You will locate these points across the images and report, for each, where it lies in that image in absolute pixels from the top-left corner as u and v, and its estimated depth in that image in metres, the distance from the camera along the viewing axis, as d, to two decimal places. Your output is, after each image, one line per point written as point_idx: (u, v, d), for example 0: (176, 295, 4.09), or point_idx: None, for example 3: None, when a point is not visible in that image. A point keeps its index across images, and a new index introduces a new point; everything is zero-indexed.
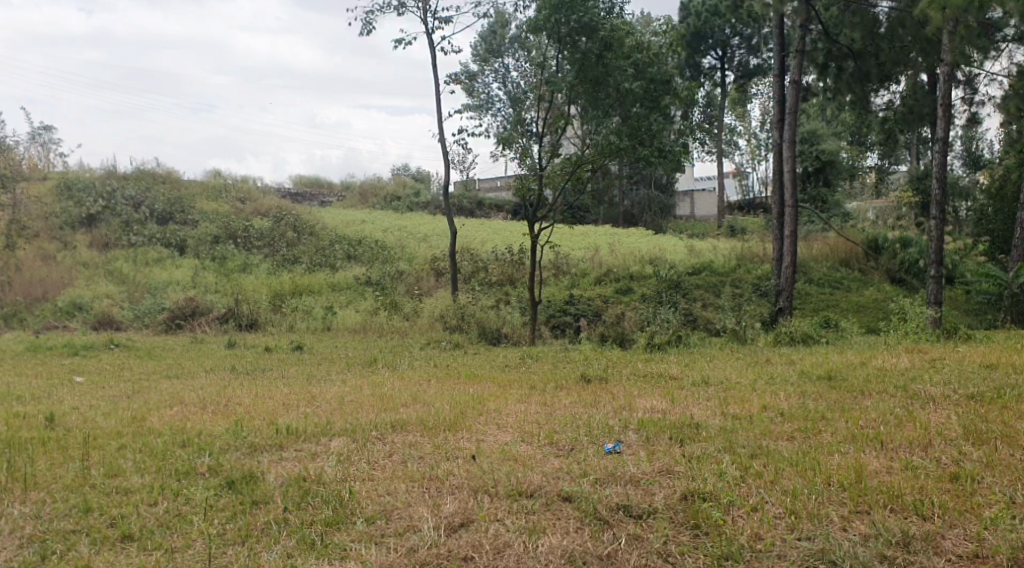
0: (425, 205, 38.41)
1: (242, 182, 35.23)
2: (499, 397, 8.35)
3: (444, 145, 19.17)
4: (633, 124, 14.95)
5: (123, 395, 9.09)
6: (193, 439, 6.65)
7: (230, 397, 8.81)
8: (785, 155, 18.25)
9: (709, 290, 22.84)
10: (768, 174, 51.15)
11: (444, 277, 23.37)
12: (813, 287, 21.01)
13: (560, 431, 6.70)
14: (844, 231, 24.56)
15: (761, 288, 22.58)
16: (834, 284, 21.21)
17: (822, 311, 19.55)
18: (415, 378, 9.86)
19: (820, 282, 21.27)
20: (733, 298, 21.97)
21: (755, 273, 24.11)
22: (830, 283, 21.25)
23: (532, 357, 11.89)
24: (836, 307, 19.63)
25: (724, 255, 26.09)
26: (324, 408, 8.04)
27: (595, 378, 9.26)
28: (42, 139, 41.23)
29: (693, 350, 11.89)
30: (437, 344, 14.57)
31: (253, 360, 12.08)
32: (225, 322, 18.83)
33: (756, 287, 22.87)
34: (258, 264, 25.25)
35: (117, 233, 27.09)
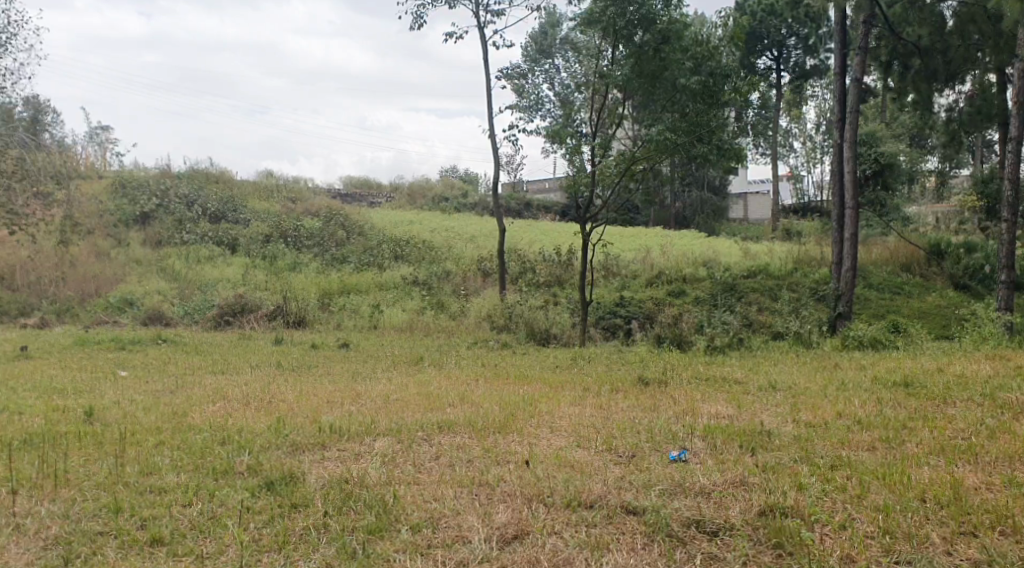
0: (473, 206, 38.15)
1: (293, 182, 35.42)
2: (552, 398, 7.93)
3: (495, 142, 18.80)
4: (691, 119, 14.36)
5: (166, 390, 8.90)
6: (234, 436, 6.37)
7: (273, 394, 8.54)
8: (847, 153, 17.47)
9: (765, 294, 22.06)
10: (824, 177, 49.79)
11: (492, 277, 23.03)
12: (873, 292, 20.14)
13: (620, 436, 6.26)
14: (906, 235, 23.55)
15: (819, 292, 21.74)
16: (896, 290, 20.29)
17: (882, 317, 18.69)
18: (463, 377, 9.48)
19: (881, 287, 20.37)
20: (789, 302, 21.20)
21: (812, 276, 23.24)
22: (891, 288, 20.35)
23: (584, 358, 11.43)
24: (898, 313, 18.73)
25: (780, 258, 25.26)
26: (368, 407, 7.70)
27: (653, 381, 8.78)
28: (101, 139, 42.06)
29: (755, 354, 11.31)
30: (485, 344, 14.19)
31: (299, 357, 11.85)
32: (273, 319, 18.71)
33: (813, 291, 22.03)
34: (307, 262, 25.23)
35: (170, 231, 27.35)
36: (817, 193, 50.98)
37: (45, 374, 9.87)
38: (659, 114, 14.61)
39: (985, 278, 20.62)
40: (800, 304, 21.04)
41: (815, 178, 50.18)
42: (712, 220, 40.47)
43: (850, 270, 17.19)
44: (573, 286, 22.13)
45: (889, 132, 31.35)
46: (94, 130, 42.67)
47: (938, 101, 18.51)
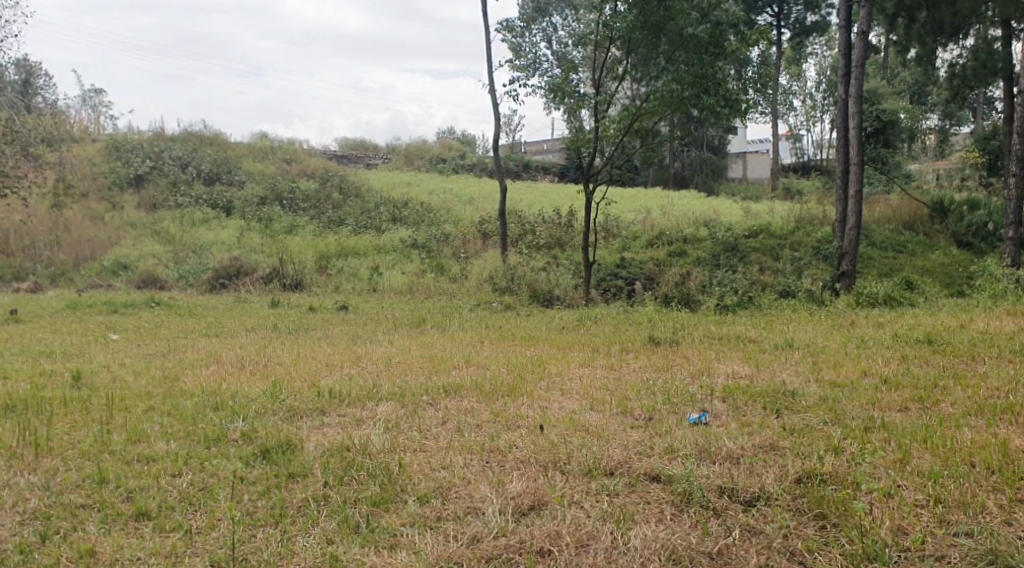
0: (471, 167, 37.56)
1: (288, 144, 34.81)
2: (561, 360, 7.59)
3: (495, 97, 18.29)
4: (695, 73, 13.87)
5: (158, 353, 8.55)
6: (227, 402, 6.02)
7: (269, 357, 8.18)
8: (853, 107, 16.97)
9: (767, 253, 21.68)
10: (824, 136, 49.15)
11: (491, 239, 22.61)
12: (876, 250, 19.76)
13: (636, 398, 5.92)
14: (910, 192, 23.09)
15: (822, 251, 21.37)
16: (899, 248, 19.91)
17: (887, 275, 18.32)
18: (465, 340, 9.13)
19: (884, 245, 19.98)
20: (793, 262, 20.85)
21: (816, 234, 22.84)
22: (894, 247, 19.95)
23: (590, 318, 11.11)
24: (904, 271, 18.36)
25: (782, 217, 24.82)
26: (366, 371, 7.35)
27: (664, 341, 8.44)
28: (92, 101, 41.28)
29: (767, 312, 10.99)
30: (487, 306, 13.83)
31: (297, 320, 11.50)
32: (270, 282, 18.33)
33: (816, 249, 21.66)
34: (305, 225, 24.79)
35: (164, 194, 26.83)
36: (817, 151, 50.39)
37: (35, 338, 9.52)
38: (664, 67, 14.11)
39: (988, 236, 20.24)
40: (804, 263, 20.68)
41: (815, 136, 49.54)
42: (713, 180, 39.94)
43: (855, 229, 16.78)
44: (574, 247, 21.72)
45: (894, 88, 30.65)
46: (85, 91, 41.91)
47: (942, 56, 17.78)
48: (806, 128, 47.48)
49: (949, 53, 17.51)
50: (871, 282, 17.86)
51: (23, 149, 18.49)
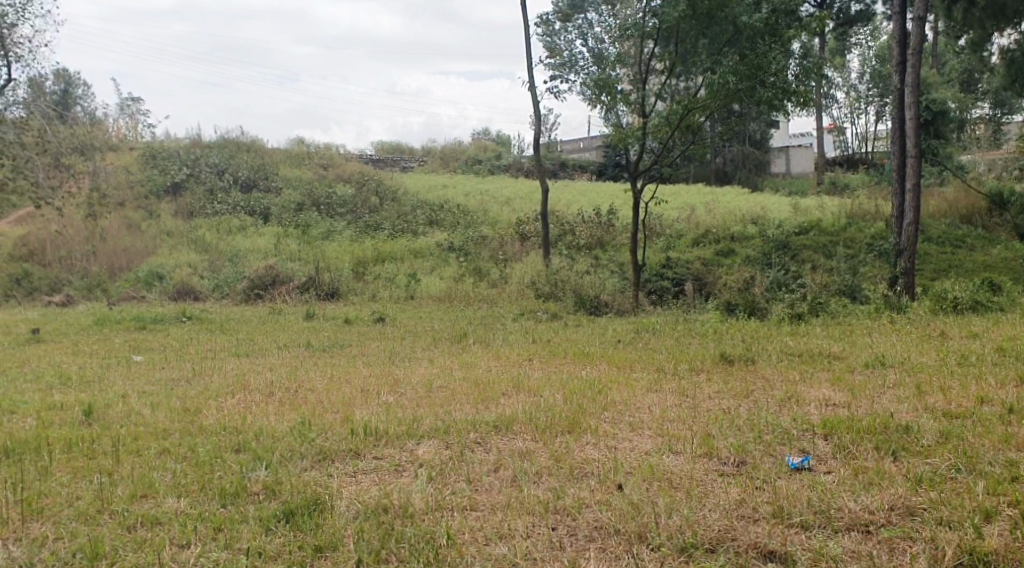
0: (507, 167, 36.80)
1: (324, 149, 34.38)
2: (624, 384, 6.76)
3: (535, 92, 17.51)
4: (751, 60, 12.83)
5: (182, 378, 7.90)
6: (250, 443, 5.27)
7: (300, 381, 7.48)
8: (910, 97, 15.77)
9: (819, 251, 20.55)
10: (869, 128, 47.60)
11: (530, 241, 21.82)
12: (932, 245, 18.56)
13: (722, 437, 5.09)
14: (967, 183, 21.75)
15: (877, 247, 20.18)
16: (956, 243, 18.68)
17: (946, 272, 17.16)
18: (510, 357, 8.35)
19: (942, 240, 18.78)
20: (848, 260, 19.72)
21: (871, 229, 21.63)
22: (952, 241, 18.72)
23: (645, 329, 10.24)
24: (967, 269, 17.17)
25: (833, 212, 23.60)
26: (406, 399, 6.59)
27: (737, 359, 7.56)
28: (132, 109, 41.26)
29: (839, 320, 10.02)
30: (533, 315, 13.02)
31: (331, 334, 10.81)
32: (305, 291, 17.71)
33: (871, 247, 20.48)
34: (342, 230, 24.20)
35: (202, 202, 26.46)
36: (859, 144, 48.96)
37: (56, 361, 8.94)
38: (718, 59, 13.16)
39: None
40: (860, 261, 19.54)
41: (859, 129, 47.98)
42: (756, 175, 38.70)
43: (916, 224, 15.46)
44: (617, 248, 20.83)
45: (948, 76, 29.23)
46: (123, 100, 41.98)
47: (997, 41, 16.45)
48: (849, 120, 46.08)
49: (1006, 37, 16.20)
50: (933, 282, 16.71)
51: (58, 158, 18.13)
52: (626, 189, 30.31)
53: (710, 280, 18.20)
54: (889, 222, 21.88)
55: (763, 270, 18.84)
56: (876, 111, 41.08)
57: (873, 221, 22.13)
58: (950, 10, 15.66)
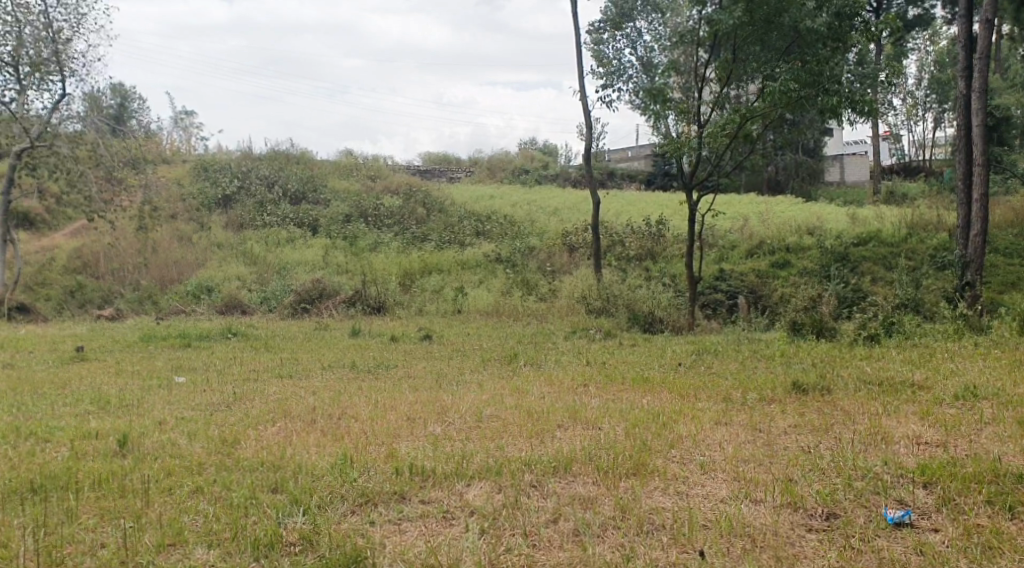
0: (554, 177, 36.32)
1: (372, 161, 34.32)
2: (691, 416, 6.25)
3: (586, 103, 17.08)
4: (811, 67, 12.18)
5: (222, 402, 7.60)
6: (288, 482, 4.93)
7: (344, 407, 7.10)
8: (976, 103, 14.92)
9: (880, 263, 19.64)
10: (925, 135, 46.14)
11: (579, 253, 21.31)
12: (998, 257, 17.62)
13: (807, 484, 4.56)
14: None
15: (941, 259, 19.22)
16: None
17: (1015, 286, 16.25)
18: (563, 382, 7.86)
19: (1009, 251, 17.82)
20: (909, 272, 18.84)
21: (933, 238, 20.62)
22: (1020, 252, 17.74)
23: (703, 351, 9.67)
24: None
25: (894, 221, 22.60)
26: (455, 430, 6.15)
27: (811, 389, 6.97)
28: (184, 122, 41.82)
29: (912, 342, 9.32)
30: (585, 333, 12.51)
31: (376, 353, 10.45)
32: (352, 306, 17.45)
33: (935, 259, 19.49)
34: (389, 242, 23.99)
35: (252, 214, 26.52)
36: (917, 150, 47.41)
37: (97, 384, 8.74)
38: (777, 65, 12.50)
39: None
40: (922, 273, 18.63)
41: (915, 135, 46.57)
42: (810, 184, 37.59)
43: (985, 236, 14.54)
44: (669, 260, 20.21)
45: (1014, 79, 27.95)
46: (177, 114, 42.62)
47: None
48: (905, 126, 44.68)
49: None
50: (1002, 297, 15.79)
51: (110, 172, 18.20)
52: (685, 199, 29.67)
53: (767, 294, 17.49)
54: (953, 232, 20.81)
55: (821, 283, 18.11)
56: (935, 116, 39.68)
57: (937, 231, 21.10)
58: (1017, 16, 15.12)
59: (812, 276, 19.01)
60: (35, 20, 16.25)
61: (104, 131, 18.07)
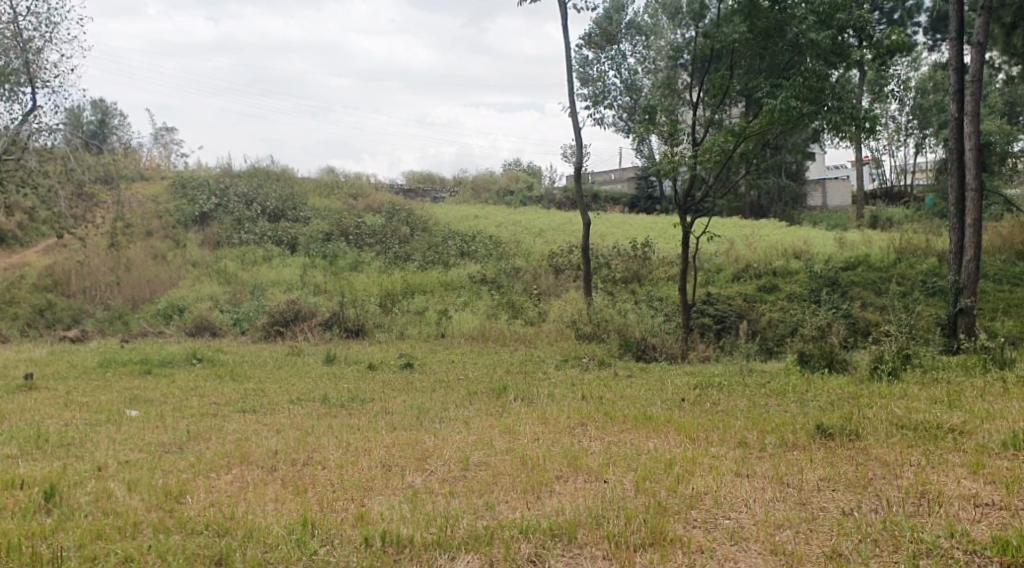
0: (539, 198, 35.69)
1: (354, 178, 33.49)
2: (707, 467, 5.45)
3: (577, 119, 16.35)
4: (811, 84, 11.42)
5: (174, 444, 6.73)
6: (234, 554, 4.15)
7: (311, 450, 6.28)
8: (968, 127, 14.18)
9: (869, 288, 18.93)
10: (907, 161, 46.11)
11: (565, 274, 20.59)
12: (987, 283, 17.01)
13: (862, 562, 3.81)
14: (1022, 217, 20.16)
15: (933, 285, 18.60)
16: (1014, 280, 17.10)
17: (1005, 313, 15.64)
18: (557, 421, 7.06)
19: (997, 277, 17.23)
20: (900, 297, 18.21)
21: (923, 263, 20.03)
22: (1009, 279, 17.14)
23: (704, 384, 8.89)
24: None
25: (882, 246, 22.00)
26: (437, 482, 5.34)
27: (838, 433, 6.19)
28: (164, 139, 40.84)
29: (926, 379, 8.58)
30: (578, 362, 11.70)
31: (351, 384, 9.62)
32: (329, 328, 16.58)
33: (926, 284, 18.83)
34: (370, 262, 23.17)
35: (229, 231, 25.60)
36: (897, 176, 47.33)
37: (41, 418, 7.85)
38: (776, 80, 11.78)
39: None
40: (911, 299, 18.00)
41: (897, 161, 46.49)
42: (793, 208, 37.17)
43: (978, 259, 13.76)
44: (656, 284, 19.53)
45: (997, 106, 27.63)
46: (157, 130, 41.66)
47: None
48: (888, 151, 44.55)
49: None
50: (993, 323, 15.13)
51: (81, 188, 17.28)
52: (677, 221, 29.04)
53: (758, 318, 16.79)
54: (944, 258, 20.16)
55: (812, 308, 17.45)
56: (916, 142, 39.52)
57: (927, 256, 20.47)
58: (1009, 40, 14.42)
59: (801, 301, 18.35)
60: (4, 28, 15.33)
61: (76, 146, 17.14)
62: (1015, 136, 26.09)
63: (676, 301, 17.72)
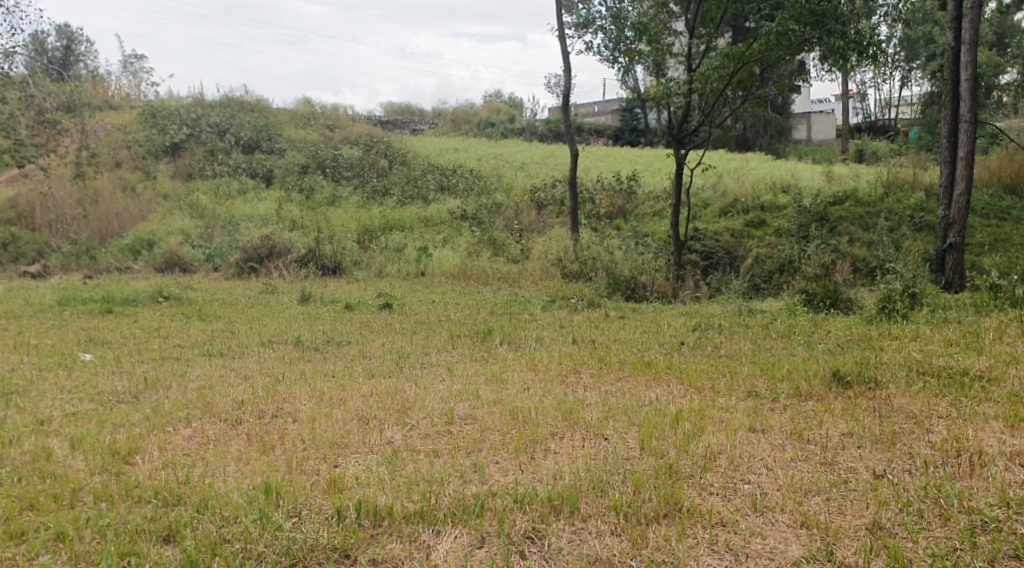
0: (521, 131, 34.72)
1: (331, 110, 32.33)
2: (717, 421, 4.94)
3: (564, 47, 15.49)
4: (814, 5, 10.66)
5: (128, 393, 6.12)
6: (184, 531, 3.60)
7: (280, 402, 5.71)
8: (963, 57, 12.69)
9: (857, 223, 18.12)
10: (892, 94, 45.32)
11: (549, 209, 19.91)
12: (973, 217, 16.32)
13: (910, 539, 3.35)
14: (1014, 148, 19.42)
15: (921, 219, 17.98)
16: (1003, 215, 16.41)
17: (993, 247, 14.99)
18: (549, 368, 6.52)
19: (984, 212, 16.52)
20: (889, 231, 17.61)
21: (910, 196, 19.31)
22: (996, 214, 16.44)
23: (702, 325, 8.36)
24: (1018, 244, 14.97)
25: (869, 180, 21.32)
26: (419, 440, 4.79)
27: (856, 381, 5.68)
28: (134, 67, 39.14)
29: (929, 321, 8.03)
30: (567, 302, 11.14)
31: (326, 325, 9.03)
32: (305, 266, 15.86)
33: (914, 218, 18.17)
34: (348, 196, 22.34)
35: (201, 163, 24.59)
36: (882, 110, 46.45)
37: None
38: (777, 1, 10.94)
39: None
40: (899, 233, 17.40)
41: (882, 94, 45.69)
42: (778, 142, 36.40)
43: (967, 196, 12.61)
44: (641, 218, 18.90)
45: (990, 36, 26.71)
46: (126, 58, 39.86)
47: None
48: (873, 84, 43.70)
49: None
50: (980, 258, 14.51)
51: (42, 114, 16.28)
52: (665, 155, 28.28)
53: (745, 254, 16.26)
54: (931, 192, 19.43)
55: (800, 242, 16.90)
56: (903, 75, 38.51)
57: (914, 191, 19.70)
58: None
59: (787, 236, 17.72)
60: None
61: (36, 70, 16.07)
62: (1003, 67, 25.21)
63: (663, 237, 17.10)
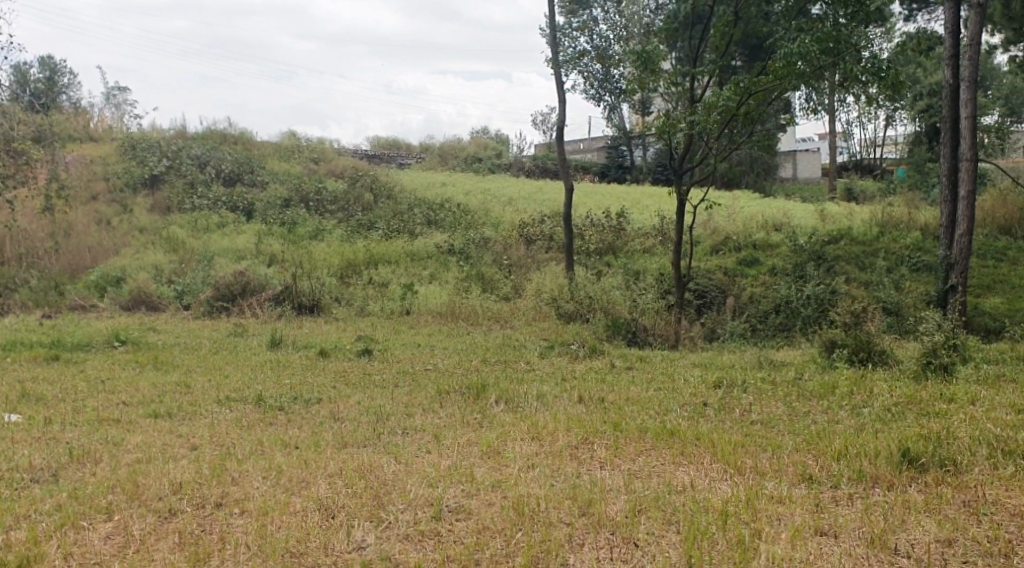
0: (508, 166, 33.89)
1: (316, 143, 31.45)
2: (775, 518, 3.94)
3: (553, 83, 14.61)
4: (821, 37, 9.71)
5: (47, 470, 5.05)
6: None
7: (230, 484, 4.64)
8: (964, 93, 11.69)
9: (855, 262, 17.21)
10: (878, 133, 44.94)
11: (538, 245, 18.95)
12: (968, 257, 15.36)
13: None
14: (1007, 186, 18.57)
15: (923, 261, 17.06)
16: (996, 254, 15.44)
17: (988, 290, 13.99)
18: (556, 436, 5.50)
19: (980, 251, 15.57)
20: (886, 271, 16.70)
21: (904, 235, 18.35)
22: (991, 253, 15.46)
23: (723, 382, 7.33)
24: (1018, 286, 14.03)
25: (864, 218, 20.43)
26: (396, 546, 3.78)
27: (930, 463, 4.67)
28: (117, 99, 38.16)
29: (969, 380, 7.02)
30: (566, 348, 10.11)
31: (295, 376, 7.97)
32: (280, 304, 14.78)
33: (911, 258, 17.29)
34: (331, 230, 21.35)
35: (180, 195, 23.51)
36: (867, 149, 46.06)
37: None
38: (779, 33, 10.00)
39: None
40: (898, 274, 16.49)
41: (868, 134, 45.36)
42: (766, 180, 35.81)
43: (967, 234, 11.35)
44: (632, 255, 17.99)
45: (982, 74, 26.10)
46: (109, 90, 38.88)
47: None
48: (860, 123, 43.35)
49: None
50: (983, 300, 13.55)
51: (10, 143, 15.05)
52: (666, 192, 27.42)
53: (741, 293, 15.36)
54: (929, 231, 18.55)
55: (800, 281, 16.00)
56: (886, 116, 38.08)
57: (911, 229, 18.80)
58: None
59: (785, 275, 16.77)
60: None
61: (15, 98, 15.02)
62: (991, 107, 24.52)
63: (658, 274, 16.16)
